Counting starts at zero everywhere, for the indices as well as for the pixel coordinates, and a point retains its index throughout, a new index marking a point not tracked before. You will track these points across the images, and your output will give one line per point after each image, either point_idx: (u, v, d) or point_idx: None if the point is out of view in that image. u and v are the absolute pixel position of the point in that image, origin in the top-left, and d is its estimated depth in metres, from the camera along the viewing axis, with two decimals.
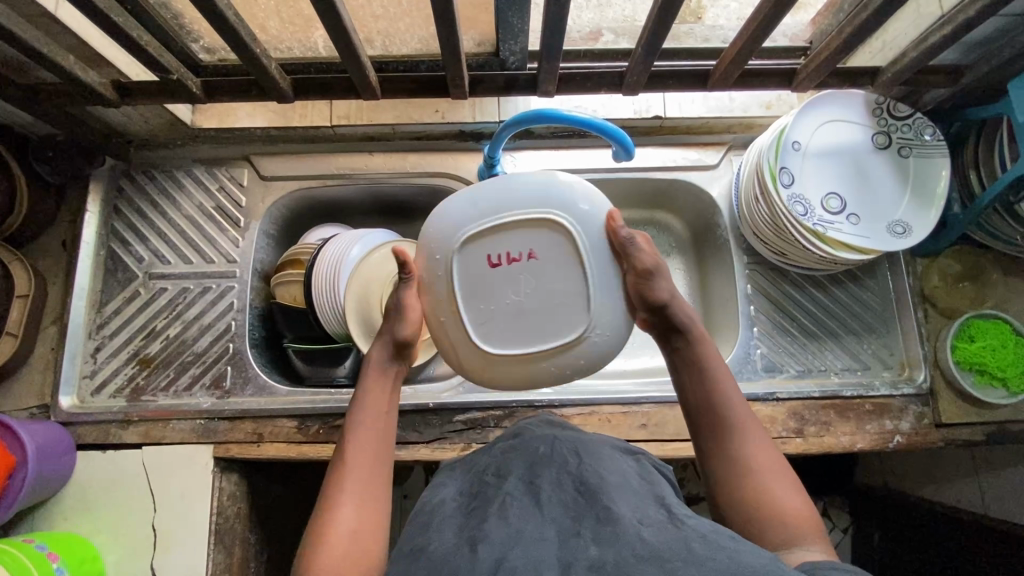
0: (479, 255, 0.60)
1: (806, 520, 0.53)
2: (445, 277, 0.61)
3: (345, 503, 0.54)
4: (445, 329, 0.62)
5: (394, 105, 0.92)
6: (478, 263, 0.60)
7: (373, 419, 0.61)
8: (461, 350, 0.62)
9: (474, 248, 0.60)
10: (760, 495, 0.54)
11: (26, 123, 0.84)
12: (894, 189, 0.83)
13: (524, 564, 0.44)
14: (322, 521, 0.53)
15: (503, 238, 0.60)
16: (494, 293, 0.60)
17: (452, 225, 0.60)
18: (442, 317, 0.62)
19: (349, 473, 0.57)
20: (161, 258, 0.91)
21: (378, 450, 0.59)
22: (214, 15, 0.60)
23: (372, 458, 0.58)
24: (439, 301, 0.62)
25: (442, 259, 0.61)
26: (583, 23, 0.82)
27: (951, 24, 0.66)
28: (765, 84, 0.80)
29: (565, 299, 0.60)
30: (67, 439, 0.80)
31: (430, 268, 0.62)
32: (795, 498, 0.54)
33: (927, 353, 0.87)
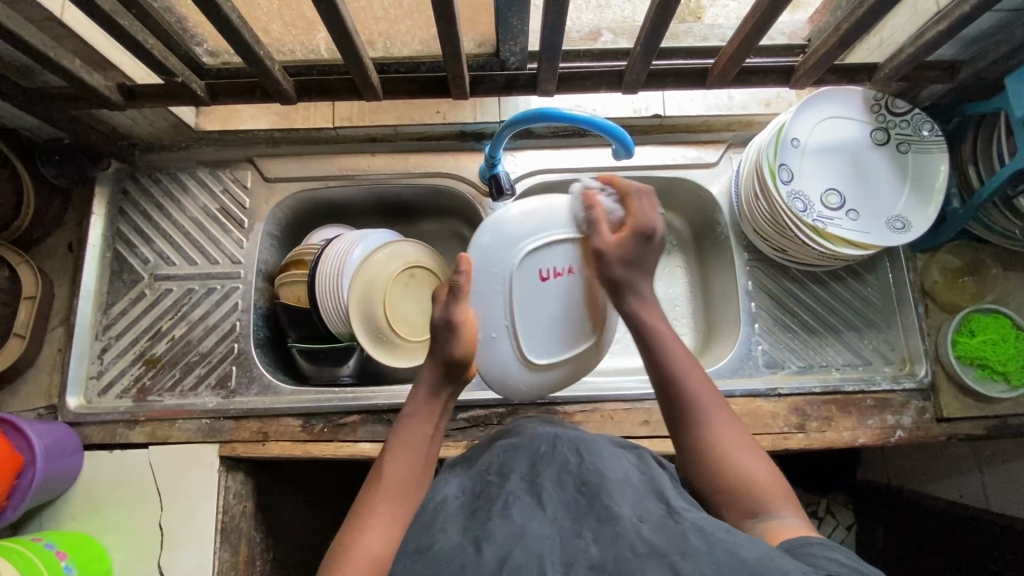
0: (532, 272, 0.66)
1: (777, 486, 0.55)
2: (502, 293, 0.66)
3: (372, 524, 0.56)
4: (492, 342, 0.68)
5: (395, 105, 0.93)
6: (531, 280, 0.66)
7: (413, 446, 0.64)
8: (504, 363, 0.69)
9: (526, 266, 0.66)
10: (732, 470, 0.56)
11: (32, 126, 0.85)
12: (893, 184, 0.83)
13: (527, 561, 0.45)
14: (351, 537, 0.55)
15: (550, 255, 0.66)
16: (541, 305, 0.67)
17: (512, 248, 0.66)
18: (493, 332, 0.67)
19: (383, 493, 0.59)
20: (166, 260, 0.92)
21: (415, 476, 0.62)
22: (218, 17, 0.61)
23: (408, 482, 0.61)
24: (493, 317, 0.67)
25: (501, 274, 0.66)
26: (583, 24, 0.83)
27: (947, 19, 0.67)
28: (763, 82, 0.81)
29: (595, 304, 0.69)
30: (75, 438, 0.81)
31: (484, 283, 0.66)
32: (761, 465, 0.57)
33: (927, 347, 0.87)
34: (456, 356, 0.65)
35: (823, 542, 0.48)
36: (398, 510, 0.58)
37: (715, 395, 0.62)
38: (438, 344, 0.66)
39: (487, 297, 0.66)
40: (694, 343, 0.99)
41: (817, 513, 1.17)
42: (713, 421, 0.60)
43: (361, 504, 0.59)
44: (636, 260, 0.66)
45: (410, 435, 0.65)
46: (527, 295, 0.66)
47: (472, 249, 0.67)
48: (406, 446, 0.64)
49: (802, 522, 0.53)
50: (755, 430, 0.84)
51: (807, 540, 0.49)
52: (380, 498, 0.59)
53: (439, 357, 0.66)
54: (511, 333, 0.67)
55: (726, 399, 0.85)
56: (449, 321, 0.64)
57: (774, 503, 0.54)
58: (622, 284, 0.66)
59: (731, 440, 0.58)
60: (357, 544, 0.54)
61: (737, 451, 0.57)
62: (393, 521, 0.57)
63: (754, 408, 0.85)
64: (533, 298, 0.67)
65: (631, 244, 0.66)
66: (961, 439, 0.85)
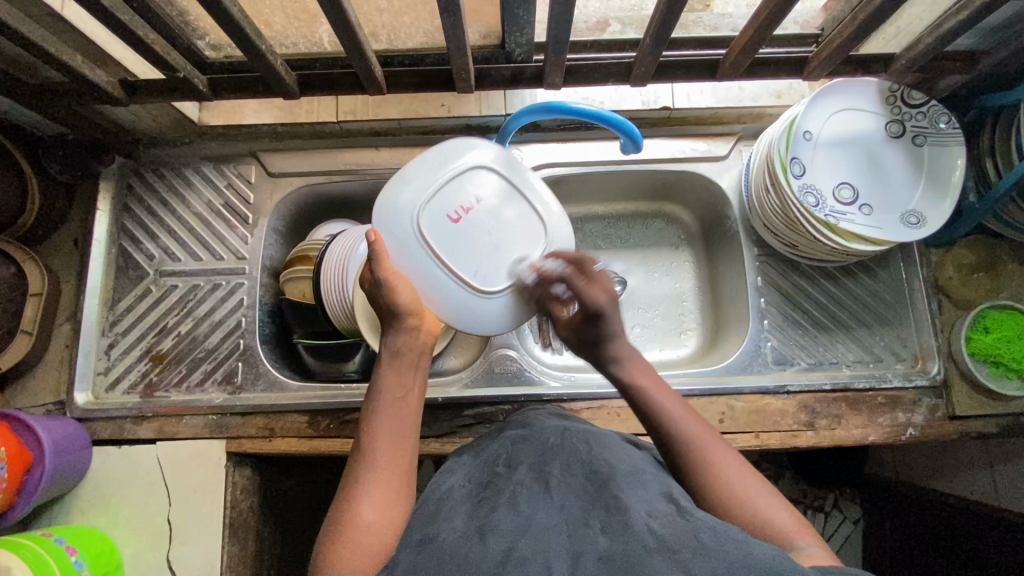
0: (437, 219, 0.66)
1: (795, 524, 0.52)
2: (425, 252, 0.65)
3: (364, 493, 0.54)
4: (443, 292, 0.66)
5: (400, 99, 0.91)
6: (440, 224, 0.66)
7: (387, 411, 0.60)
8: (460, 305, 0.67)
9: (432, 207, 0.66)
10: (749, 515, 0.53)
11: (37, 123, 0.84)
12: (907, 178, 0.81)
13: (533, 555, 0.44)
14: (345, 511, 0.53)
15: (454, 194, 0.67)
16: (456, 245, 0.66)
17: (404, 209, 0.66)
18: (433, 285, 0.66)
19: (367, 474, 0.56)
20: (171, 256, 0.92)
21: (397, 441, 0.59)
22: (218, 10, 0.59)
23: (393, 450, 0.58)
24: (428, 276, 0.66)
25: (410, 223, 0.65)
26: (590, 13, 0.81)
27: (968, 9, 0.65)
28: (777, 73, 0.79)
29: (485, 262, 0.66)
30: (84, 434, 0.82)
31: (402, 246, 0.66)
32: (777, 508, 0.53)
33: (940, 345, 0.86)
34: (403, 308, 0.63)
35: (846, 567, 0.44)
36: (387, 483, 0.56)
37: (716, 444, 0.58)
38: (383, 310, 0.64)
39: (416, 234, 0.65)
40: (702, 338, 0.98)
41: (823, 507, 1.17)
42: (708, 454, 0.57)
43: (349, 474, 0.57)
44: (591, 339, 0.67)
45: (387, 402, 0.60)
46: (450, 241, 0.66)
47: (385, 229, 0.66)
48: (383, 415, 0.60)
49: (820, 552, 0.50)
50: (764, 428, 0.83)
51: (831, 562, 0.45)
52: (368, 467, 0.57)
53: (395, 326, 0.64)
54: (452, 278, 0.66)
55: (734, 397, 0.84)
56: (375, 281, 0.64)
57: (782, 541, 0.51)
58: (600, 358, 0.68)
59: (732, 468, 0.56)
60: (351, 527, 0.52)
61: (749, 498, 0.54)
62: (384, 495, 0.55)
63: (762, 406, 0.84)
64: (455, 249, 0.66)
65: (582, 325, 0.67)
66: (973, 437, 0.84)
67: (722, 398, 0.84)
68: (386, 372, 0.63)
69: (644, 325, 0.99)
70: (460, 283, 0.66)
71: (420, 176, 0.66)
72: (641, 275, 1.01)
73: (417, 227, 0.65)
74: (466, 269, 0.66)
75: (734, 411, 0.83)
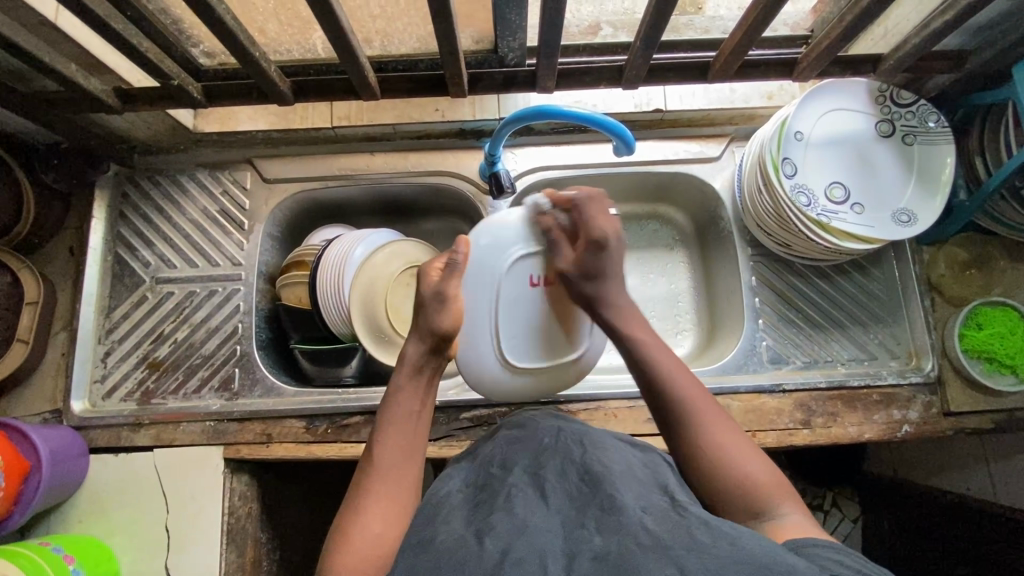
0: (521, 276, 0.69)
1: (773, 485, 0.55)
2: (491, 296, 0.68)
3: (372, 504, 0.55)
4: (473, 339, 0.69)
5: (394, 104, 0.92)
6: (520, 282, 0.69)
7: (400, 425, 0.61)
8: (481, 355, 0.69)
9: (524, 267, 0.68)
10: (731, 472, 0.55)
11: (31, 132, 0.85)
12: (898, 177, 0.82)
13: (529, 555, 0.44)
14: (351, 520, 0.54)
15: (545, 265, 0.69)
16: (520, 306, 0.69)
17: (502, 252, 0.68)
18: (477, 328, 0.69)
19: (376, 484, 0.57)
20: (167, 263, 0.92)
21: (407, 454, 0.60)
22: (212, 18, 0.60)
23: (403, 463, 0.59)
24: (478, 320, 0.68)
25: (497, 271, 0.68)
26: (582, 17, 0.82)
27: (954, 9, 0.66)
28: (766, 75, 0.80)
29: (530, 332, 0.70)
30: (81, 442, 0.82)
31: (478, 277, 0.68)
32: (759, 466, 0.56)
33: (934, 342, 0.86)
34: (445, 326, 0.64)
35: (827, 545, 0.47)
36: (395, 496, 0.56)
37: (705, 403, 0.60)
38: (424, 318, 0.65)
39: (495, 275, 0.68)
40: (698, 338, 0.99)
41: (822, 506, 1.17)
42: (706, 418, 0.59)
43: (357, 485, 0.58)
44: (590, 269, 0.66)
45: (397, 415, 0.62)
46: (512, 298, 0.69)
47: (471, 252, 0.68)
48: (396, 429, 0.61)
49: (804, 519, 0.52)
50: (760, 427, 0.83)
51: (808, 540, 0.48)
52: (377, 478, 0.57)
53: (428, 338, 0.64)
54: (492, 333, 0.69)
55: (730, 396, 0.84)
56: (439, 293, 0.65)
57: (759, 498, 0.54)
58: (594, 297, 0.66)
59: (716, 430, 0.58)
60: (356, 535, 0.52)
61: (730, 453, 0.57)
62: (391, 506, 0.55)
63: (758, 404, 0.84)
64: (511, 307, 0.69)
65: (585, 255, 0.66)
66: (968, 434, 0.84)
67: (718, 398, 0.84)
68: (403, 385, 0.63)
69: None
70: (491, 337, 0.69)
71: (526, 234, 0.69)
72: (637, 276, 1.02)
73: (498, 277, 0.68)
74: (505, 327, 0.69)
75: (730, 411, 0.84)
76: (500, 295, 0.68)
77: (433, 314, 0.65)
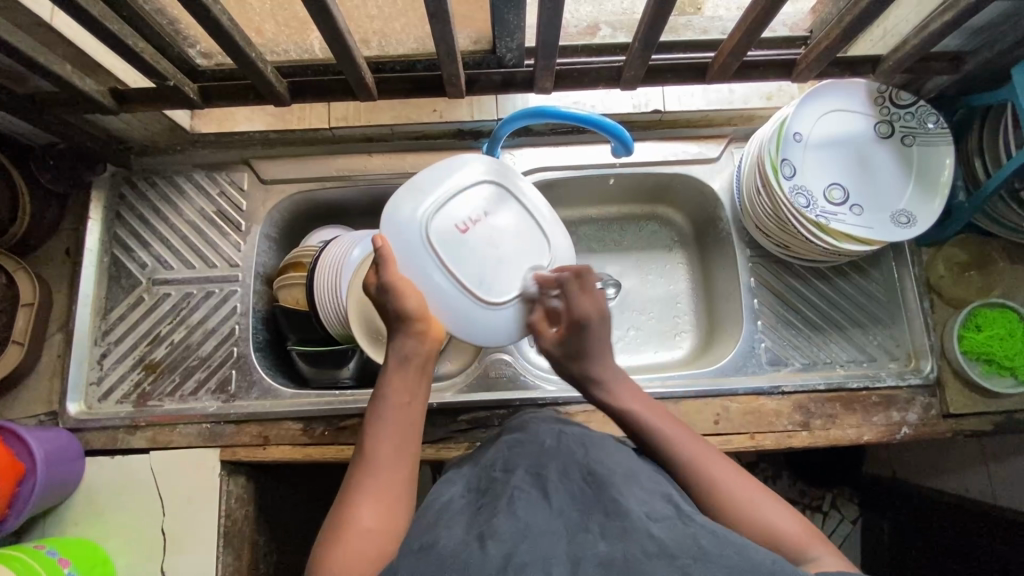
0: (446, 224, 0.66)
1: (801, 529, 0.53)
2: (432, 258, 0.65)
3: (364, 500, 0.55)
4: (455, 313, 0.66)
5: (392, 105, 0.92)
6: (450, 230, 0.66)
7: (390, 417, 0.60)
8: (461, 310, 0.66)
9: (437, 222, 0.66)
10: (758, 522, 0.53)
11: (27, 132, 0.84)
12: (898, 178, 0.82)
13: (534, 560, 0.44)
14: (343, 517, 0.53)
15: (456, 209, 0.67)
16: (465, 253, 0.66)
17: (416, 212, 0.66)
18: (441, 292, 0.65)
19: (368, 479, 0.56)
20: (164, 264, 0.91)
21: (398, 447, 0.59)
22: (208, 19, 0.60)
23: (396, 457, 0.58)
24: (437, 284, 0.65)
25: (418, 242, 0.65)
26: (581, 17, 0.83)
27: (953, 10, 0.65)
28: (765, 76, 0.79)
29: (494, 272, 0.67)
30: (77, 444, 0.81)
31: (407, 251, 0.65)
32: (782, 512, 0.54)
33: (933, 343, 0.86)
34: (409, 310, 0.63)
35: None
36: (388, 490, 0.56)
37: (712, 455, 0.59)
38: (387, 313, 0.63)
39: (425, 235, 0.65)
40: (697, 339, 0.99)
41: (821, 508, 1.17)
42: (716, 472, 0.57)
43: (350, 480, 0.57)
44: (572, 351, 0.68)
45: (388, 408, 0.61)
46: (456, 248, 0.66)
47: (387, 233, 0.66)
48: (386, 422, 0.60)
49: (835, 560, 0.50)
50: (759, 429, 0.83)
51: (832, 573, 0.45)
52: (370, 472, 0.57)
53: (401, 330, 0.63)
54: (459, 289, 0.66)
55: (729, 398, 0.84)
56: (383, 285, 0.63)
57: (797, 547, 0.52)
58: (582, 378, 0.68)
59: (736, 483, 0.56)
60: (347, 532, 0.52)
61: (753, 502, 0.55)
62: (383, 503, 0.55)
63: (757, 406, 0.84)
64: (462, 257, 0.66)
65: (568, 337, 0.67)
66: (967, 436, 0.84)
67: (717, 400, 0.84)
68: (392, 379, 0.62)
69: (638, 327, 0.99)
70: (464, 291, 0.66)
71: (421, 194, 0.67)
72: (635, 277, 1.02)
73: (426, 247, 0.65)
74: (469, 277, 0.66)
75: (729, 413, 0.84)
76: (442, 251, 0.65)
77: (393, 304, 0.63)
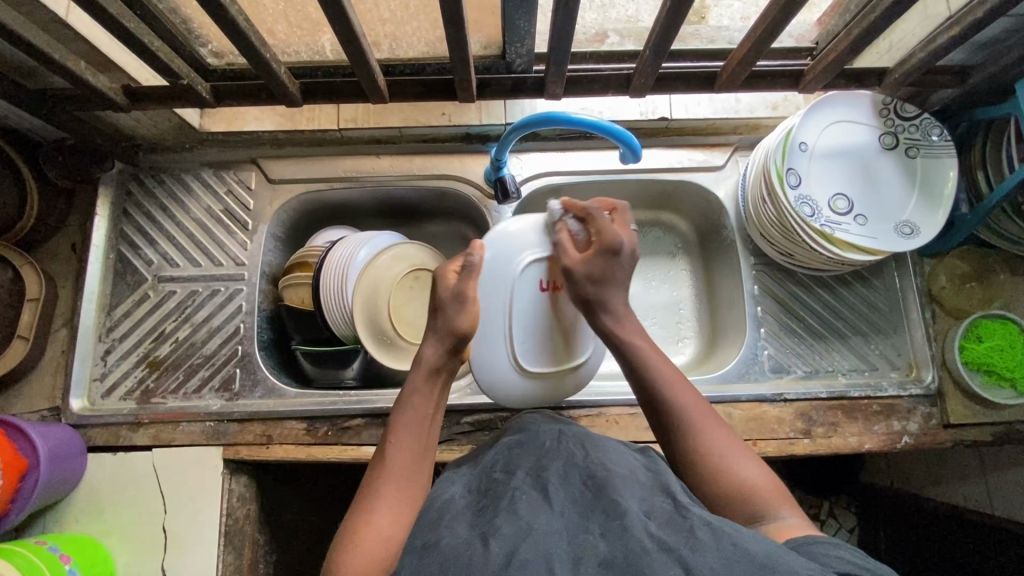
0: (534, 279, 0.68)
1: (776, 488, 0.55)
2: (502, 301, 0.68)
3: (381, 504, 0.55)
4: (489, 337, 0.69)
5: (401, 108, 0.91)
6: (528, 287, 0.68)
7: (412, 427, 0.61)
8: (493, 357, 0.69)
9: (524, 274, 0.68)
10: (734, 476, 0.56)
11: (37, 128, 0.84)
12: (901, 189, 0.83)
13: (535, 556, 0.44)
14: (359, 520, 0.54)
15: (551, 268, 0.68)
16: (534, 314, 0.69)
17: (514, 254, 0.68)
18: (489, 332, 0.69)
19: (387, 485, 0.57)
20: (170, 262, 0.92)
21: (419, 457, 0.60)
22: (223, 18, 0.60)
23: (415, 467, 0.59)
24: (491, 324, 0.69)
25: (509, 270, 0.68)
26: (589, 24, 0.82)
27: (959, 25, 0.66)
28: (771, 86, 0.80)
29: (545, 342, 0.70)
30: (79, 441, 0.81)
31: (488, 275, 0.68)
32: (761, 470, 0.56)
33: (934, 353, 0.87)
34: (462, 328, 0.64)
35: (827, 540, 0.48)
36: (406, 496, 0.57)
37: (704, 408, 0.61)
38: (440, 320, 0.65)
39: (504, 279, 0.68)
40: (699, 345, 0.99)
41: (819, 515, 1.16)
42: (704, 429, 0.59)
43: (367, 483, 0.58)
44: (592, 276, 0.65)
45: (409, 417, 0.62)
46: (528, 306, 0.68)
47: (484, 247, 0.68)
48: (407, 431, 0.61)
49: (802, 522, 0.53)
50: (761, 436, 0.83)
51: (809, 538, 0.49)
52: (389, 478, 0.58)
53: (442, 336, 0.64)
54: (503, 337, 0.69)
55: (732, 405, 0.85)
56: (457, 294, 0.65)
57: (770, 503, 0.54)
58: (595, 302, 0.65)
59: (721, 443, 0.58)
60: (365, 532, 0.52)
61: (730, 459, 0.57)
62: (400, 508, 0.56)
63: (759, 413, 0.84)
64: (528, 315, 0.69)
65: (596, 258, 0.65)
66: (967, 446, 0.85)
67: (720, 406, 0.85)
68: (417, 390, 0.64)
69: None
70: (502, 339, 0.69)
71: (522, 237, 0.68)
72: (639, 283, 1.02)
73: (506, 286, 0.68)
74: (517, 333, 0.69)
75: (732, 419, 0.84)
76: (513, 298, 0.68)
77: (451, 315, 0.64)
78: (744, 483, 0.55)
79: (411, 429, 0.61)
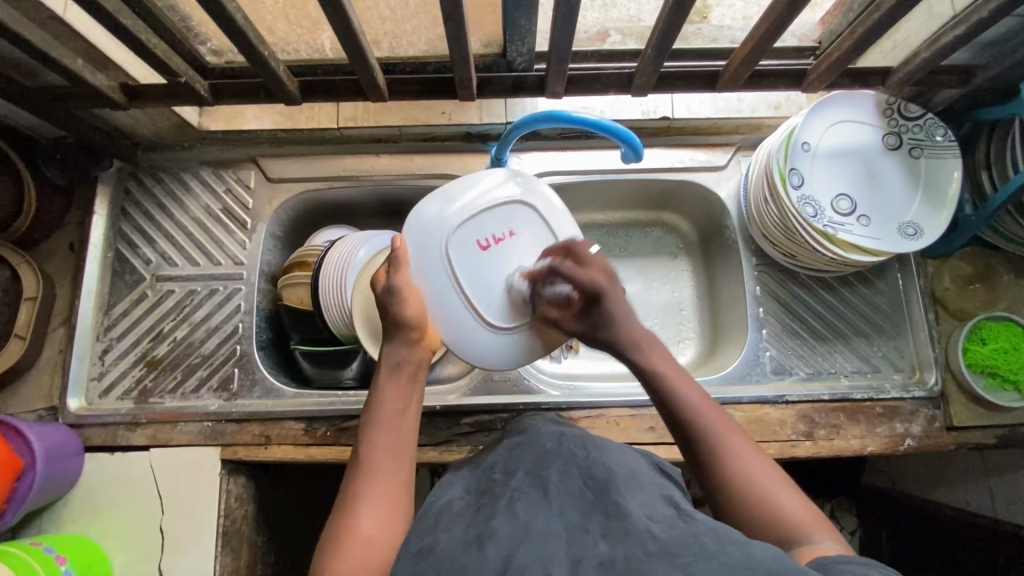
0: (469, 239, 0.70)
1: (812, 514, 0.52)
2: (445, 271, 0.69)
3: (362, 508, 0.54)
4: (450, 317, 0.69)
5: (401, 106, 0.92)
6: (467, 244, 0.69)
7: (384, 426, 0.60)
8: (466, 331, 0.70)
9: (458, 234, 0.69)
10: (767, 504, 0.52)
11: (35, 125, 0.84)
12: (905, 189, 0.82)
13: (533, 561, 0.44)
14: (342, 527, 0.52)
15: (484, 223, 0.71)
16: (482, 270, 0.70)
17: (443, 222, 0.69)
18: (448, 307, 0.69)
19: (367, 487, 0.56)
20: (169, 260, 0.91)
21: (396, 454, 0.58)
22: (222, 16, 0.60)
23: (394, 465, 0.58)
24: (445, 300, 0.69)
25: (436, 251, 0.69)
26: (590, 24, 0.82)
27: (964, 24, 0.66)
28: (774, 85, 0.79)
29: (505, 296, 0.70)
30: (76, 441, 0.81)
31: (421, 258, 0.69)
32: (796, 497, 0.53)
33: (937, 355, 0.86)
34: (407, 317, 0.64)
35: (856, 561, 0.45)
36: (387, 497, 0.55)
37: (735, 432, 0.57)
38: (388, 318, 0.65)
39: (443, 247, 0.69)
40: (700, 346, 0.99)
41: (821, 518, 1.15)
42: (734, 452, 0.56)
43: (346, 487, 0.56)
44: (594, 323, 0.67)
45: (383, 415, 0.60)
46: (475, 263, 0.70)
47: (407, 234, 0.69)
48: (382, 430, 0.59)
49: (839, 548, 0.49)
50: (762, 438, 0.83)
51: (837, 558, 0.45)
52: (368, 481, 0.56)
53: (397, 336, 0.64)
54: (462, 305, 0.69)
55: (733, 406, 0.84)
56: (389, 289, 0.65)
57: (804, 530, 0.50)
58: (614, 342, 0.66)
59: (754, 468, 0.54)
60: (349, 539, 0.51)
61: (762, 486, 0.53)
62: (384, 509, 0.54)
63: (761, 415, 0.84)
64: (480, 271, 0.70)
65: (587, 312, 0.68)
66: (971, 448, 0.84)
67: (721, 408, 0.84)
68: (385, 386, 0.62)
69: None
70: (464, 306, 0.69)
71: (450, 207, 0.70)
72: (640, 283, 1.02)
73: (443, 258, 0.69)
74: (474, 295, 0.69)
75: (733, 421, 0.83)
76: (458, 259, 0.69)
77: (393, 309, 0.65)
78: (778, 512, 0.52)
79: (386, 429, 0.59)
